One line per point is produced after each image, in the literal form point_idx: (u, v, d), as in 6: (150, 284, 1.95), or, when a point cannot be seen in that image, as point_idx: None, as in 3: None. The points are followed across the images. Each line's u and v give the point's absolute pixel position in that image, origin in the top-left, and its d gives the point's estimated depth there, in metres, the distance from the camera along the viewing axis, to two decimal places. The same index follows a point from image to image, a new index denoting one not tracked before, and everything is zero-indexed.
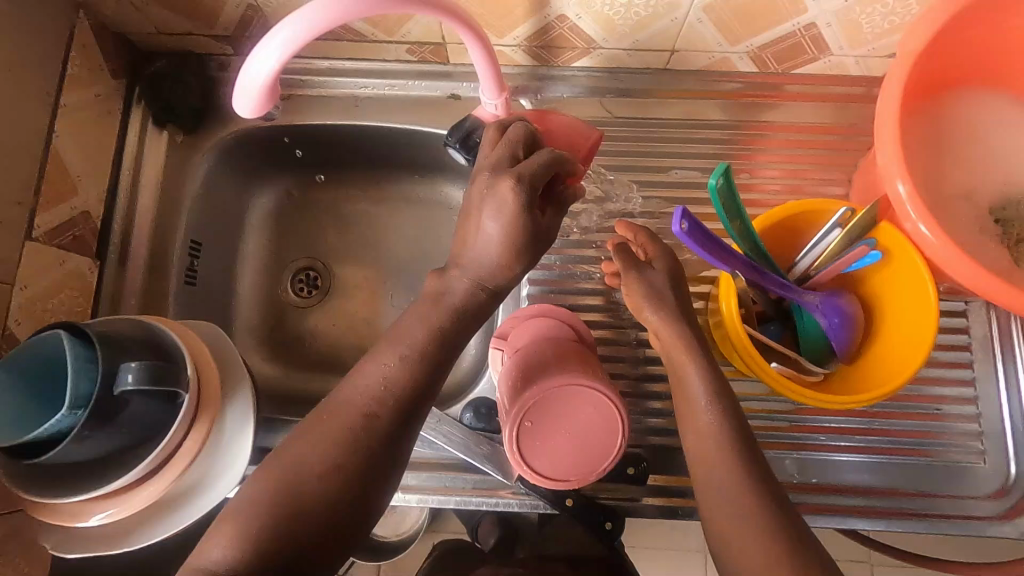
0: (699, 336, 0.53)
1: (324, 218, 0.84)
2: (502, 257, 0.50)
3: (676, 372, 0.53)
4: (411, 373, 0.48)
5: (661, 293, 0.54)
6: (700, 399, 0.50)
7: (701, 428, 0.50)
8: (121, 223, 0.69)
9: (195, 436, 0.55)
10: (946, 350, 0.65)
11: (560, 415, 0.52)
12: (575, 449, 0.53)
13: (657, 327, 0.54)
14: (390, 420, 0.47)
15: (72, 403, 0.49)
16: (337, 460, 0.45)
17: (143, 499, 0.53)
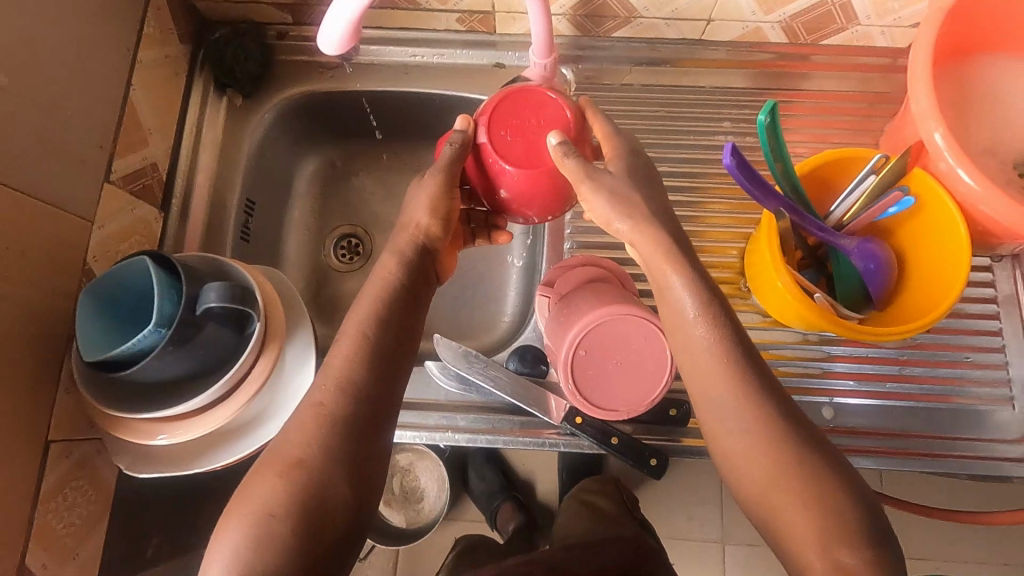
0: (678, 241, 0.52)
1: (369, 186, 0.89)
2: (406, 212, 0.57)
3: (660, 282, 0.52)
4: (362, 353, 0.50)
5: (622, 195, 0.53)
6: (689, 310, 0.50)
7: (691, 353, 0.50)
8: (183, 178, 0.72)
9: (264, 366, 0.57)
10: (974, 302, 0.68)
11: (612, 346, 0.55)
12: (627, 379, 0.56)
13: (631, 238, 0.53)
14: (349, 405, 0.48)
15: (157, 321, 0.50)
16: (298, 457, 0.45)
17: (214, 421, 0.55)
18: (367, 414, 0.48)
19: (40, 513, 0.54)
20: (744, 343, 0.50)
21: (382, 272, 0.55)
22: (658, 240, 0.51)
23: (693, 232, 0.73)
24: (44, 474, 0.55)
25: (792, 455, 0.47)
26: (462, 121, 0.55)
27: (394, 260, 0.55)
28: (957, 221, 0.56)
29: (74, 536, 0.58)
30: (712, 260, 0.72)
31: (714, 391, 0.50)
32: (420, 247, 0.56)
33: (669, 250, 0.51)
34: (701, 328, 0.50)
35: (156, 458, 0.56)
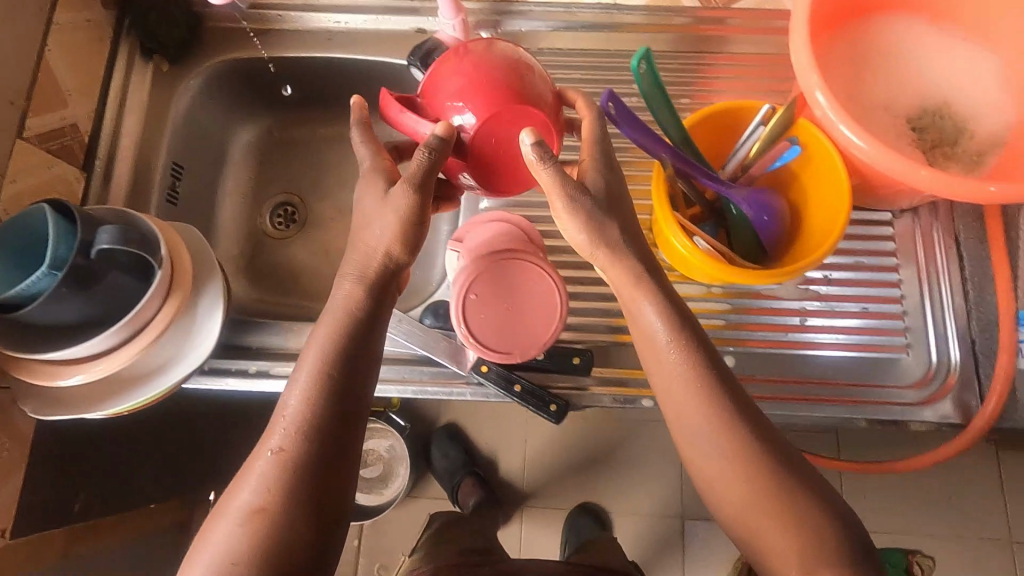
0: (651, 268, 0.54)
1: (305, 156, 0.91)
2: (362, 228, 0.55)
3: (631, 309, 0.55)
4: (320, 390, 0.50)
5: (597, 221, 0.53)
6: (662, 338, 0.53)
7: (669, 378, 0.53)
8: (107, 140, 0.74)
9: (167, 313, 0.58)
10: (875, 255, 0.69)
11: (502, 285, 0.57)
12: (519, 319, 0.57)
13: (605, 265, 0.55)
14: (312, 445, 0.48)
15: (49, 264, 0.52)
16: (258, 504, 0.46)
17: (114, 366, 0.56)
18: (328, 454, 0.49)
19: None
20: (717, 370, 0.53)
21: (340, 300, 0.54)
22: (634, 271, 0.53)
23: None
24: None
25: (760, 472, 0.51)
26: (444, 129, 0.50)
27: (356, 288, 0.54)
28: (835, 158, 0.58)
29: None
30: None
31: (688, 418, 0.53)
32: (387, 272, 0.54)
33: (641, 278, 0.54)
34: (671, 353, 0.53)
35: (58, 401, 0.57)
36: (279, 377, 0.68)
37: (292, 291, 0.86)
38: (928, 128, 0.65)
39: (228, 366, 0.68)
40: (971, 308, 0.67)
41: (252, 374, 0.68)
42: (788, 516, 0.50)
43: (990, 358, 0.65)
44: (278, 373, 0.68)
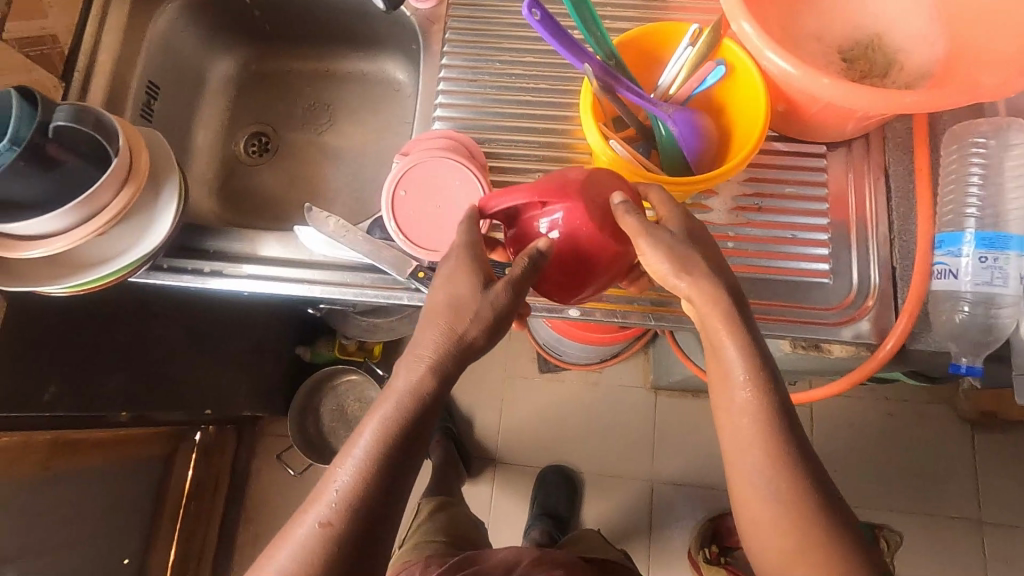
0: (736, 303, 0.55)
1: (279, 89, 0.96)
2: (447, 309, 0.54)
3: (713, 343, 0.56)
4: (374, 469, 0.52)
5: (679, 253, 0.55)
6: (738, 373, 0.54)
7: (736, 414, 0.55)
8: (85, 54, 0.78)
9: (123, 198, 0.62)
10: (805, 185, 0.71)
11: (427, 185, 0.64)
12: (444, 219, 0.64)
13: (688, 293, 0.55)
14: (356, 523, 0.51)
15: (8, 139, 0.56)
16: (297, 573, 0.50)
17: (70, 244, 0.61)
18: (370, 530, 0.51)
19: None
20: (784, 408, 0.55)
21: (404, 376, 0.54)
22: (716, 301, 0.54)
23: (558, 116, 0.77)
24: None
25: (785, 522, 0.54)
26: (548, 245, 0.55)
27: (426, 372, 0.54)
28: (752, 69, 0.62)
29: None
30: (579, 142, 0.76)
31: (736, 444, 0.55)
32: (458, 352, 0.54)
33: (732, 319, 0.55)
34: (745, 390, 0.54)
35: (22, 274, 0.62)
36: (230, 278, 0.72)
37: (260, 214, 0.91)
38: (858, 59, 0.67)
39: (185, 264, 0.72)
40: (894, 235, 0.69)
41: (206, 273, 0.72)
42: (805, 540, 0.53)
43: (907, 279, 0.67)
44: (230, 274, 0.72)
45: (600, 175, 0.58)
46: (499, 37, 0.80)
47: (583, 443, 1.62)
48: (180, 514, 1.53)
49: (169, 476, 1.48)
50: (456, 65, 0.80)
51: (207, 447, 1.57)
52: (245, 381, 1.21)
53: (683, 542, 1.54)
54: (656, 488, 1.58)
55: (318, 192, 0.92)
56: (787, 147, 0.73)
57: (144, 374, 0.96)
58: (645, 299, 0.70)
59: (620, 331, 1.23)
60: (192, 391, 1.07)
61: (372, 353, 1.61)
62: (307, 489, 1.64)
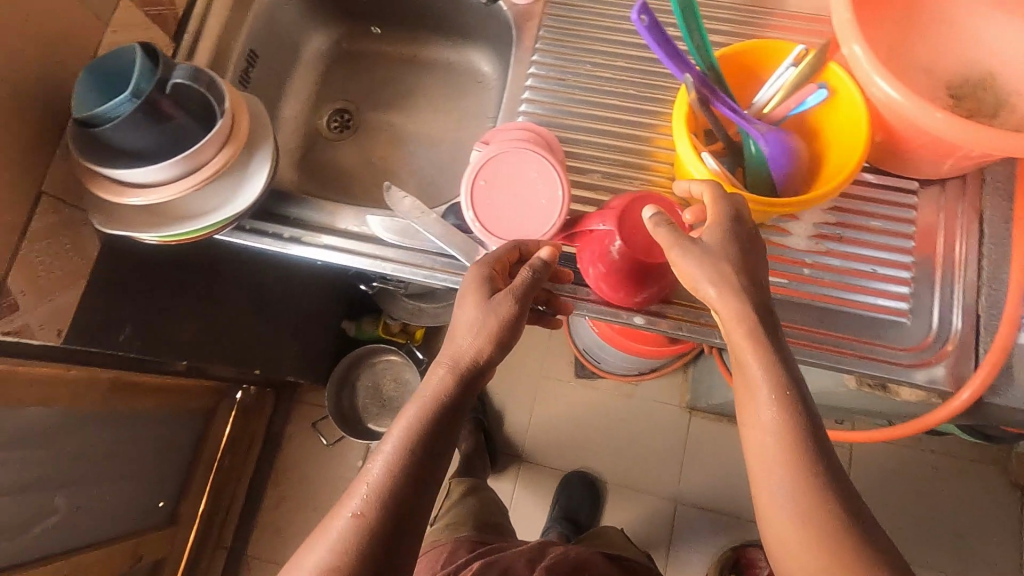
0: (760, 315, 0.53)
1: (365, 69, 0.99)
2: (466, 330, 0.57)
3: (738, 357, 0.55)
4: (402, 464, 0.53)
5: (714, 263, 0.55)
6: (762, 389, 0.53)
7: (759, 425, 0.53)
8: (197, 18, 0.82)
9: (222, 156, 0.65)
10: (891, 220, 0.69)
11: (505, 176, 0.66)
12: (521, 209, 0.65)
13: (717, 305, 0.55)
14: (390, 515, 0.52)
15: (130, 91, 0.59)
16: (330, 562, 0.50)
17: (171, 194, 0.64)
18: (402, 524, 0.52)
19: (23, 247, 0.65)
20: (811, 426, 0.52)
21: (432, 381, 0.56)
22: (738, 311, 0.53)
23: (640, 123, 0.77)
24: (35, 216, 0.65)
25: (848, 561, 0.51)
26: (547, 253, 0.59)
27: (450, 374, 0.56)
28: (855, 97, 0.60)
29: (53, 281, 0.69)
30: (659, 150, 0.76)
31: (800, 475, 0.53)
32: (476, 365, 0.56)
33: (757, 334, 0.53)
34: (771, 409, 0.52)
35: (121, 219, 0.66)
36: (307, 246, 0.74)
37: (334, 188, 0.93)
38: (967, 97, 0.65)
39: (266, 227, 0.75)
40: (982, 283, 0.66)
41: (285, 239, 0.75)
42: None
43: (991, 330, 0.65)
44: (307, 242, 0.75)
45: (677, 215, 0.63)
46: (592, 40, 0.81)
47: (610, 453, 1.61)
48: (215, 467, 1.59)
49: (210, 428, 1.54)
50: (545, 63, 0.80)
51: (246, 406, 1.63)
52: (294, 346, 1.25)
53: (701, 567, 1.52)
54: (680, 508, 1.55)
55: (393, 173, 0.94)
56: (876, 179, 0.71)
57: (207, 327, 1.01)
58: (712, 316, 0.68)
59: (667, 345, 1.21)
60: (247, 350, 1.11)
61: (414, 337, 1.64)
62: (335, 460, 1.68)
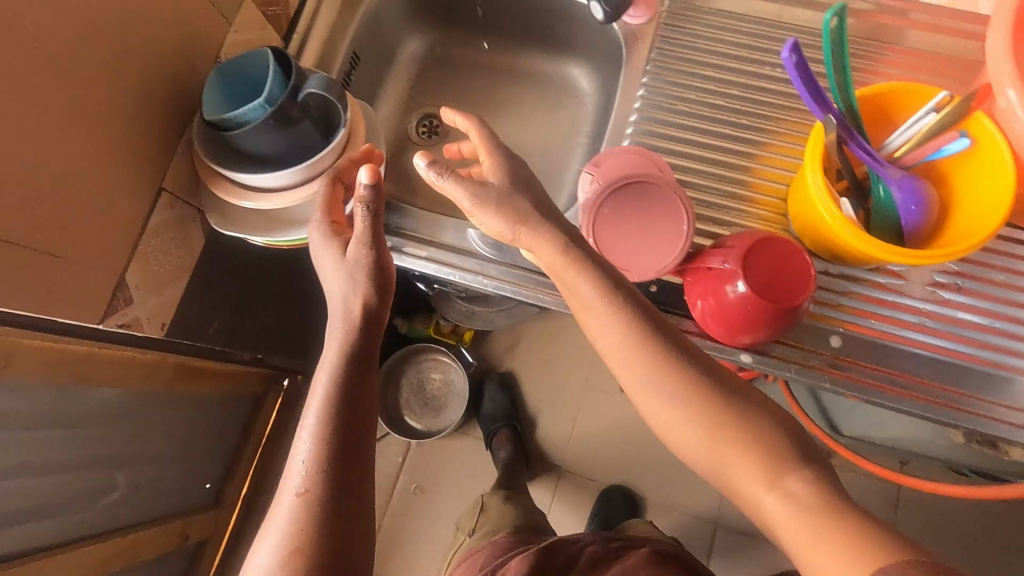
0: (575, 246, 0.59)
1: (456, 76, 0.98)
2: (339, 282, 0.60)
3: (587, 309, 0.60)
4: (329, 430, 0.53)
5: (511, 204, 0.61)
6: (628, 341, 0.58)
7: (634, 371, 0.58)
8: (306, 19, 0.82)
9: (341, 165, 0.66)
10: (1013, 274, 0.67)
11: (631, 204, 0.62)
12: (642, 239, 0.61)
13: (539, 246, 0.61)
14: (337, 486, 0.51)
15: (265, 98, 0.60)
16: (291, 546, 0.48)
17: (289, 200, 0.64)
18: (349, 493, 0.52)
19: (143, 240, 0.66)
20: (679, 354, 0.58)
21: (331, 344, 0.59)
22: (574, 256, 0.59)
23: (748, 154, 0.76)
24: (153, 211, 0.66)
25: None
26: (370, 177, 0.60)
27: (341, 332, 0.58)
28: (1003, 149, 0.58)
29: (161, 275, 0.69)
30: (759, 181, 0.74)
31: None
32: (371, 314, 0.59)
33: (568, 254, 0.60)
34: (673, 385, 0.57)
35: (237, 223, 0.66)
36: (410, 257, 0.75)
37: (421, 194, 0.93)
38: None
39: None
40: None
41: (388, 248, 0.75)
42: None
43: None
44: (409, 253, 0.75)
45: (805, 266, 0.61)
46: (702, 65, 0.80)
47: (650, 469, 1.60)
48: (258, 453, 1.60)
49: (258, 414, 1.56)
50: (655, 86, 0.79)
51: (293, 394, 1.65)
52: None
53: None
54: (719, 530, 1.54)
55: None
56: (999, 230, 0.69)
57: None
58: (820, 359, 0.67)
59: None
60: None
61: (463, 338, 1.67)
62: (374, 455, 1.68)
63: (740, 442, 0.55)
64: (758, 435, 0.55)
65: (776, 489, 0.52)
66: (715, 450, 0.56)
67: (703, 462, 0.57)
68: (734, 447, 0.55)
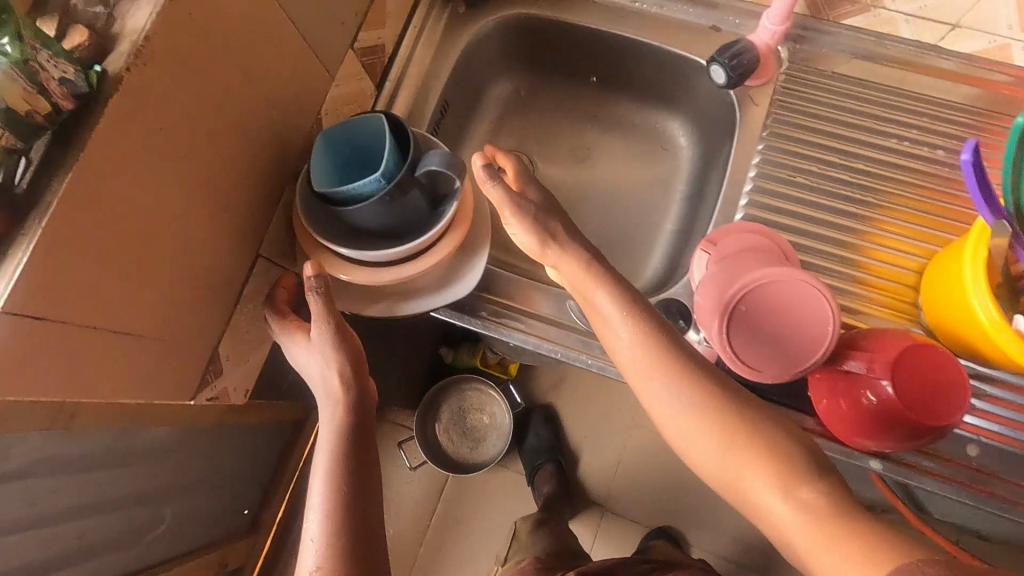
0: (597, 258, 0.63)
1: (540, 121, 0.92)
2: (313, 361, 0.60)
3: (595, 312, 0.63)
4: (333, 499, 0.54)
5: (540, 223, 0.63)
6: (636, 355, 0.60)
7: (649, 384, 0.59)
8: (398, 66, 0.77)
9: (449, 241, 0.61)
10: None
11: (767, 299, 0.56)
12: (778, 339, 0.56)
13: (564, 264, 0.63)
14: (349, 557, 0.51)
15: (383, 173, 0.55)
16: None
17: (393, 275, 0.60)
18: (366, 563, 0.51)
19: (237, 311, 0.62)
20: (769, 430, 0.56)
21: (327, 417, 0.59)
22: (586, 262, 0.62)
23: (875, 235, 0.70)
24: (249, 280, 0.62)
25: None
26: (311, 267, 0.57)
27: (331, 401, 0.59)
28: None
29: (250, 343, 0.66)
30: (878, 265, 0.69)
31: None
32: (353, 375, 0.59)
33: (591, 269, 0.62)
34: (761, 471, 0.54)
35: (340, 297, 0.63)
36: (508, 329, 0.70)
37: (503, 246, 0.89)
38: None
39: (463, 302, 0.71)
40: None
41: (483, 317, 0.71)
42: None
43: None
44: (506, 325, 0.71)
45: (957, 373, 0.56)
46: (826, 132, 0.73)
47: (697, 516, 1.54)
48: (296, 480, 1.56)
49: (298, 441, 1.52)
50: (774, 154, 0.73)
51: None
52: None
53: None
54: None
55: None
56: None
57: None
58: (957, 470, 0.63)
59: None
60: None
61: (509, 371, 1.56)
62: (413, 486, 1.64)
63: (750, 446, 0.54)
64: (768, 438, 0.55)
65: (790, 498, 0.51)
66: (730, 459, 0.55)
67: (716, 471, 0.56)
68: (748, 451, 0.54)
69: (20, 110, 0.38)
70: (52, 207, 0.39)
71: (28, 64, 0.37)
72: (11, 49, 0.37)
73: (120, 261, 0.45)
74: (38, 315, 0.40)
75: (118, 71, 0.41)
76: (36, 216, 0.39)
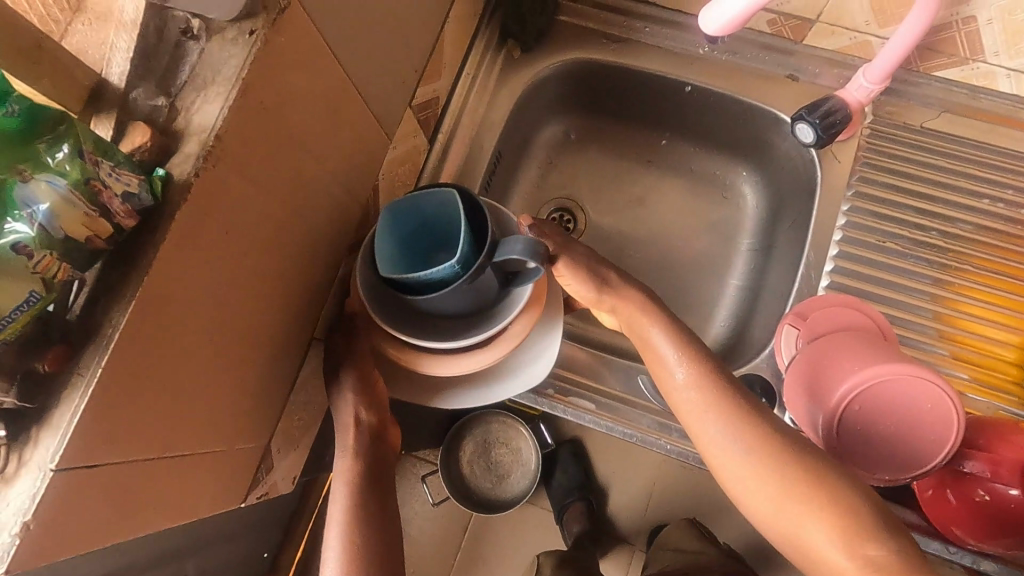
0: (654, 298, 0.58)
1: (593, 165, 0.86)
2: (341, 398, 0.55)
3: (642, 338, 0.57)
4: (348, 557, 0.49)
5: (593, 271, 0.58)
6: (691, 391, 0.53)
7: (700, 422, 0.52)
8: (451, 116, 0.72)
9: (525, 324, 0.56)
10: None
11: (880, 396, 0.52)
12: (889, 438, 0.53)
13: (615, 301, 0.58)
14: None
15: (461, 260, 0.49)
16: None
17: (467, 366, 0.56)
18: None
19: (292, 398, 0.57)
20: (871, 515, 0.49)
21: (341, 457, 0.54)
22: (644, 299, 0.58)
23: (970, 307, 0.65)
24: (304, 363, 0.58)
25: None
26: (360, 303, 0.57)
27: (348, 442, 0.54)
28: None
29: (301, 425, 0.61)
30: (975, 339, 0.65)
31: None
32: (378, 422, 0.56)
33: (649, 306, 0.58)
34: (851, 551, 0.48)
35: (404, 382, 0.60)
36: (578, 410, 0.65)
37: None
38: None
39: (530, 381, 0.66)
40: None
41: (552, 396, 0.65)
42: None
43: None
44: (575, 403, 0.65)
45: None
46: (913, 192, 0.69)
47: None
48: None
49: None
50: (858, 218, 0.68)
51: None
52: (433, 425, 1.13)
53: None
54: None
55: None
56: None
57: None
58: None
59: None
60: None
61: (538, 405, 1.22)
62: None
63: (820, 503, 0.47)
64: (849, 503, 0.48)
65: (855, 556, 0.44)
66: (786, 510, 0.48)
67: (774, 525, 0.49)
68: (809, 502, 0.47)
69: (80, 237, 0.33)
70: (114, 342, 0.34)
71: (90, 183, 0.32)
72: (69, 167, 0.31)
73: (184, 377, 0.40)
74: (93, 461, 0.34)
75: (186, 176, 0.35)
76: (96, 351, 0.33)
